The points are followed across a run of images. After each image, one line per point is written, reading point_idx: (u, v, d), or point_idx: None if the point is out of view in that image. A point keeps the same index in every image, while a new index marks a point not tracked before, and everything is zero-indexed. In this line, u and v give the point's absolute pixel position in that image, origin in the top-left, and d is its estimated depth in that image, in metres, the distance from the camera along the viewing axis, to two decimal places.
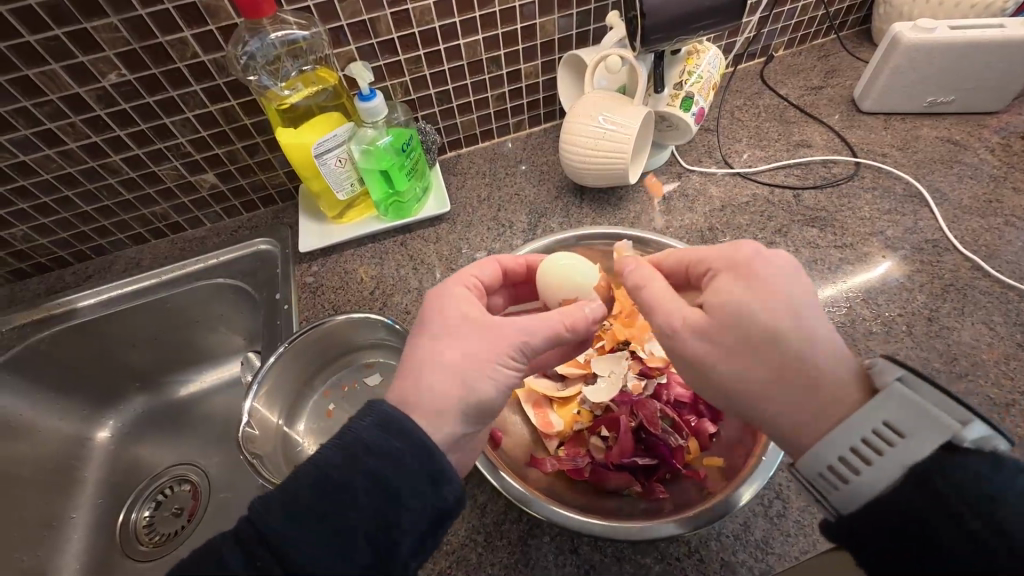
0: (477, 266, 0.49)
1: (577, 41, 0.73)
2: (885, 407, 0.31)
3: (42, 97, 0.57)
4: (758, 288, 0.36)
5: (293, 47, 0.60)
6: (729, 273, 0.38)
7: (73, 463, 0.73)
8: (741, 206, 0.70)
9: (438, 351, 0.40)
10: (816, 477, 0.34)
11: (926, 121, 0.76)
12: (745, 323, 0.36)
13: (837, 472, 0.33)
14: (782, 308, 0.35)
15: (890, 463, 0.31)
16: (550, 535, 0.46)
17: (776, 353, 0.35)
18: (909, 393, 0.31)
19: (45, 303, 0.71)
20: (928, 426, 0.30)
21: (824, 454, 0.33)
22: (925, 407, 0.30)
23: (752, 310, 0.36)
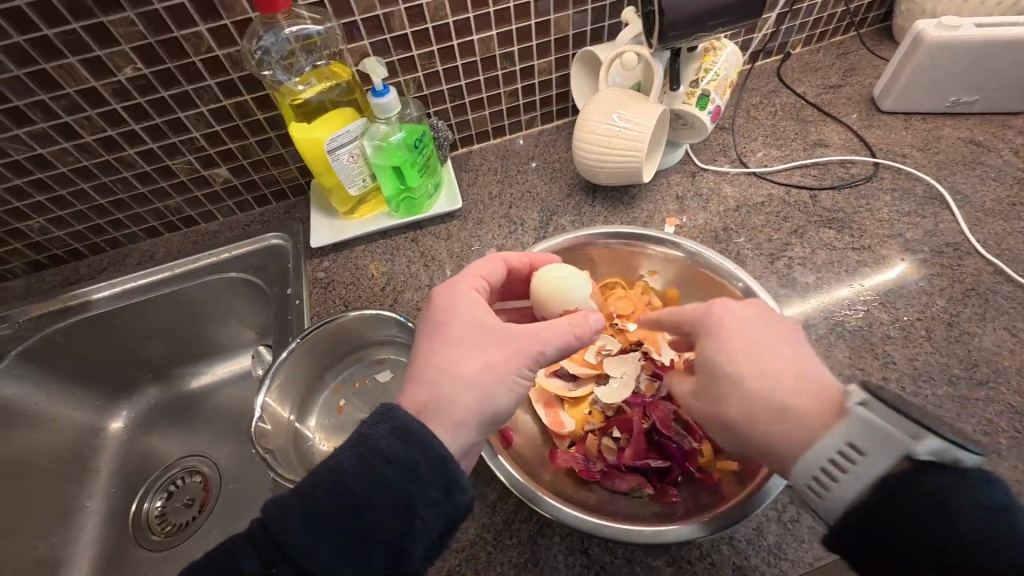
0: (485, 264, 0.49)
1: (592, 37, 0.72)
2: (850, 430, 0.35)
3: (59, 91, 0.57)
4: (725, 346, 0.43)
5: (308, 42, 0.60)
6: (696, 335, 0.45)
7: (87, 452, 0.74)
8: (756, 206, 0.69)
9: (452, 356, 0.40)
10: (807, 481, 0.37)
11: (948, 121, 0.74)
12: (730, 385, 0.41)
13: (816, 487, 0.37)
14: (738, 359, 0.42)
15: (855, 476, 0.35)
16: (560, 535, 0.46)
17: (762, 403, 0.40)
18: (871, 418, 0.34)
19: (61, 294, 0.72)
20: (886, 445, 0.34)
21: (804, 472, 0.37)
22: (882, 428, 0.34)
23: (722, 369, 0.42)
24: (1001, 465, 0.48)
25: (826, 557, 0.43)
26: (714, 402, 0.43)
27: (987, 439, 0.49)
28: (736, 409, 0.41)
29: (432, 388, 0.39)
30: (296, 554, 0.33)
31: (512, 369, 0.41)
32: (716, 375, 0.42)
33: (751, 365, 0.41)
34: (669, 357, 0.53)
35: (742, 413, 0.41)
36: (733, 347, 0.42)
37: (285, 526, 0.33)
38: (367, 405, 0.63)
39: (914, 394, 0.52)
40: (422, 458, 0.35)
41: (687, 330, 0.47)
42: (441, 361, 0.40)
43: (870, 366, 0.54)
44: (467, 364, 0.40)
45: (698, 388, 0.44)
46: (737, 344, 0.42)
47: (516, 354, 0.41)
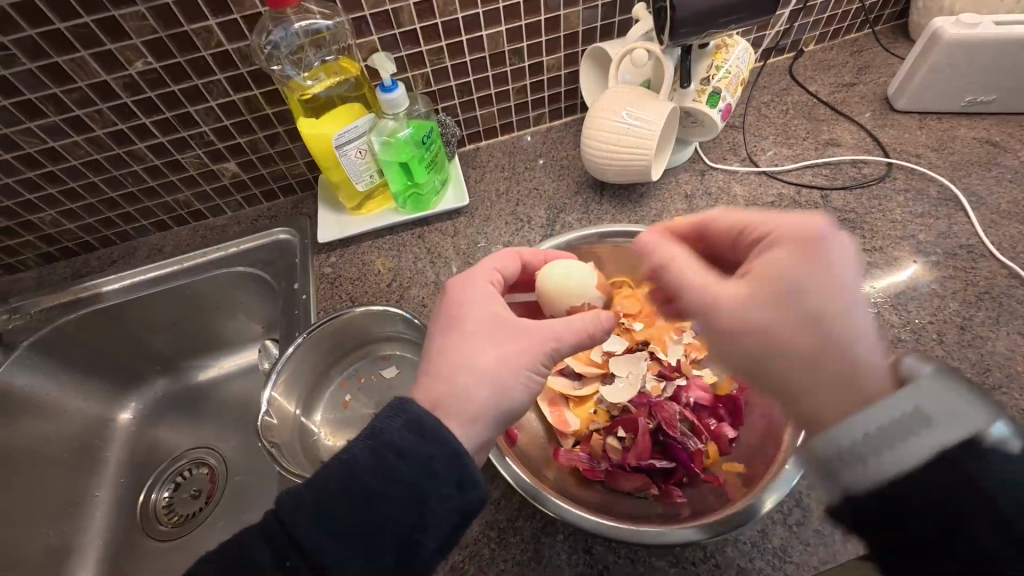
0: (500, 258, 0.48)
1: (602, 33, 0.71)
2: (916, 395, 0.31)
3: (71, 84, 0.57)
4: (812, 265, 0.35)
5: (317, 37, 0.60)
6: (788, 245, 0.37)
7: (96, 443, 0.75)
8: (766, 205, 0.68)
9: (466, 349, 0.40)
10: (831, 457, 0.32)
11: (964, 121, 0.73)
12: (790, 296, 0.35)
13: (858, 452, 0.31)
14: (822, 277, 0.35)
15: (916, 445, 0.30)
16: (563, 533, 0.46)
17: (818, 329, 0.34)
18: (937, 382, 0.31)
19: (72, 286, 0.73)
20: (957, 419, 0.30)
21: (845, 432, 0.32)
22: (954, 397, 0.31)
23: (797, 282, 0.35)
24: None
25: (831, 561, 0.43)
26: (767, 305, 0.36)
27: None
28: (790, 329, 0.35)
29: (443, 382, 0.38)
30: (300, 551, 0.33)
31: (527, 365, 0.40)
32: (787, 283, 0.36)
33: (836, 288, 0.35)
34: (675, 358, 0.53)
35: (791, 333, 0.35)
36: (819, 260, 0.35)
37: (291, 520, 0.33)
38: (372, 401, 0.63)
39: None
40: (427, 455, 0.35)
41: (774, 239, 0.38)
42: (456, 355, 0.39)
43: None
44: (481, 358, 0.39)
45: (762, 292, 0.36)
46: (828, 265, 0.35)
47: (530, 350, 0.40)
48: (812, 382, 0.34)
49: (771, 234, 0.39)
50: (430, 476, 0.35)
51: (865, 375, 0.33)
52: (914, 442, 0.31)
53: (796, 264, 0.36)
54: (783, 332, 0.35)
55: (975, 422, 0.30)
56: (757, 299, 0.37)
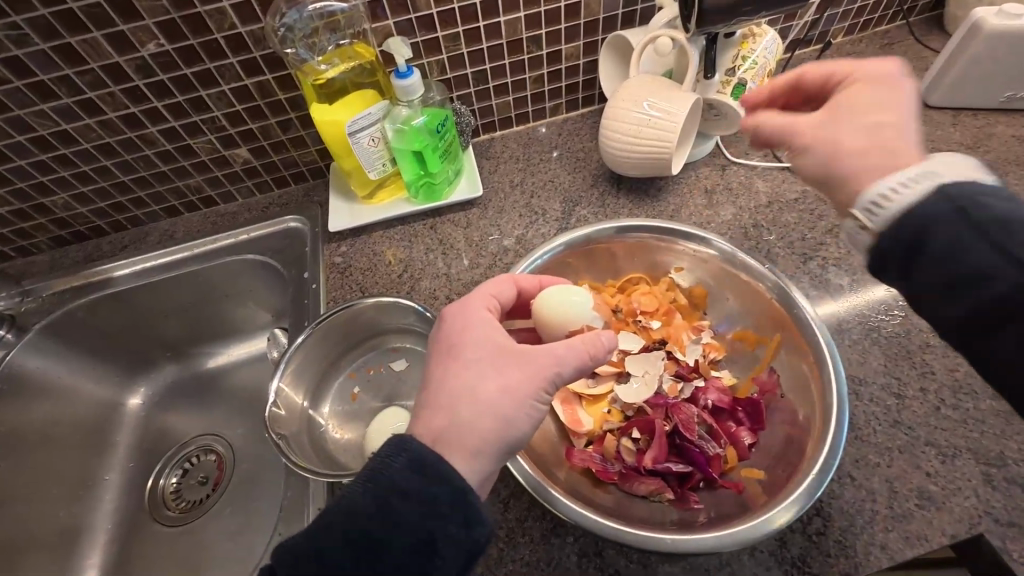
0: (495, 284, 0.47)
1: (623, 21, 0.69)
2: (931, 165, 0.36)
3: (84, 66, 0.57)
4: (837, 106, 0.40)
5: (332, 20, 0.59)
6: (815, 118, 0.41)
7: (106, 426, 0.76)
8: (790, 202, 0.66)
9: (466, 376, 0.38)
10: (871, 202, 0.37)
11: (1002, 118, 0.69)
12: (838, 145, 0.39)
13: (890, 193, 0.36)
14: (844, 104, 0.40)
15: (932, 183, 0.35)
16: (574, 535, 0.44)
17: (864, 129, 0.39)
18: (947, 161, 0.36)
19: (84, 270, 0.73)
20: (958, 169, 0.36)
21: (886, 182, 0.36)
22: (964, 167, 0.36)
23: (831, 119, 0.40)
24: None
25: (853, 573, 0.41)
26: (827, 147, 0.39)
27: None
28: (846, 136, 0.39)
29: (451, 401, 0.37)
30: None
31: (529, 393, 0.39)
32: (825, 132, 0.40)
33: (836, 106, 0.41)
34: (694, 358, 0.51)
35: (850, 147, 0.39)
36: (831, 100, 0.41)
37: None
38: (381, 393, 0.63)
39: (956, 406, 0.48)
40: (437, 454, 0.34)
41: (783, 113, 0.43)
42: (457, 382, 0.38)
43: (908, 374, 0.50)
44: (485, 386, 0.38)
45: (821, 142, 0.40)
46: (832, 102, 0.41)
47: (533, 375, 0.39)
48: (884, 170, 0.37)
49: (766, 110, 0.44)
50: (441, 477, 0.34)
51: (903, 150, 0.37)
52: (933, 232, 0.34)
53: (825, 118, 0.40)
54: (841, 135, 0.39)
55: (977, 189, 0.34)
56: (824, 136, 0.40)
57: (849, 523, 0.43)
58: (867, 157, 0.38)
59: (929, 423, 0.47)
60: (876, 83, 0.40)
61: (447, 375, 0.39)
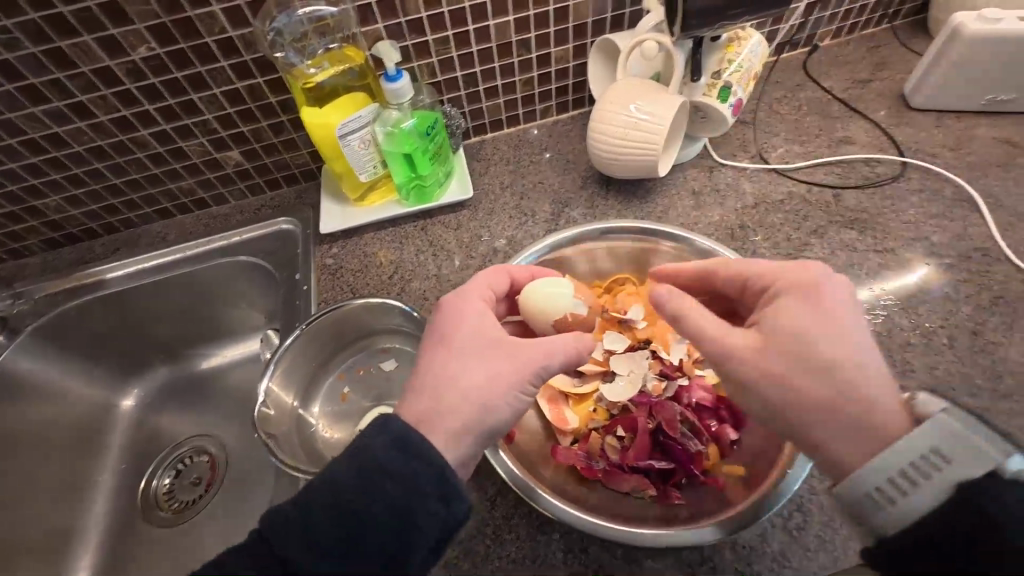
0: (490, 275, 0.47)
1: (612, 25, 0.70)
2: (932, 435, 0.34)
3: (75, 70, 0.57)
4: (824, 313, 0.39)
5: (321, 24, 0.60)
6: (791, 294, 0.41)
7: (99, 428, 0.76)
8: (776, 203, 0.67)
9: (454, 369, 0.39)
10: (861, 497, 0.36)
11: (984, 120, 0.71)
12: (803, 343, 0.39)
13: (882, 495, 0.35)
14: (838, 331, 0.39)
15: (939, 485, 0.33)
16: (560, 532, 0.45)
17: (831, 376, 0.38)
18: (954, 425, 0.34)
19: (76, 272, 0.73)
20: (972, 455, 0.33)
21: (871, 475, 0.35)
22: (970, 438, 0.33)
23: (815, 333, 0.39)
24: None
25: (832, 567, 0.42)
26: (784, 320, 0.40)
27: None
28: (806, 378, 0.38)
29: (439, 392, 0.38)
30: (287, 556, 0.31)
31: (516, 385, 0.40)
32: (780, 402, 0.39)
33: (843, 341, 0.39)
34: (679, 357, 0.52)
35: (804, 379, 0.38)
36: (839, 312, 0.40)
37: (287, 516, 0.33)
38: (371, 392, 0.63)
39: None
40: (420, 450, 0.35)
41: (779, 288, 0.42)
42: (447, 373, 0.39)
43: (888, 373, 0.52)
44: (469, 384, 0.38)
45: (773, 336, 0.40)
46: (835, 317, 0.39)
47: (520, 369, 0.40)
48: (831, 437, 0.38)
49: (772, 288, 0.43)
50: (425, 473, 0.35)
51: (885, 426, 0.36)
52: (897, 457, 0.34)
53: (794, 397, 0.39)
54: (816, 424, 0.38)
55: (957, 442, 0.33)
56: (774, 350, 0.40)
57: (829, 518, 0.44)
58: (823, 416, 0.38)
59: None
60: (862, 372, 0.38)
61: (436, 366, 0.40)
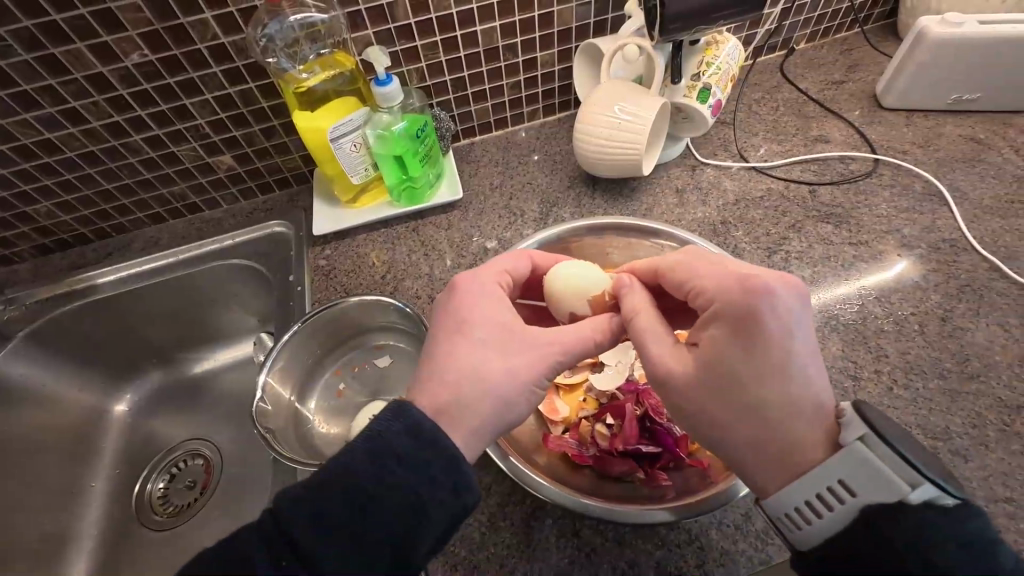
0: (511, 259, 0.49)
1: (595, 30, 0.72)
2: (844, 465, 0.33)
3: (67, 76, 0.58)
4: (762, 347, 0.36)
5: (312, 30, 0.61)
6: (729, 322, 0.37)
7: (92, 433, 0.76)
8: (756, 200, 0.69)
9: (469, 354, 0.40)
10: (778, 517, 0.37)
11: (950, 119, 0.74)
12: (734, 381, 0.37)
13: (795, 519, 0.36)
14: (774, 365, 0.36)
15: (844, 513, 0.33)
16: (553, 516, 0.47)
17: (760, 413, 0.36)
18: (868, 457, 0.32)
19: (68, 278, 0.73)
20: (881, 487, 0.32)
21: (784, 501, 0.36)
22: (879, 469, 0.32)
23: (747, 368, 0.36)
24: (988, 456, 0.48)
25: None
26: (716, 353, 0.38)
27: (976, 431, 0.49)
28: (731, 413, 0.37)
29: (448, 378, 0.40)
30: (288, 542, 0.33)
31: (525, 381, 0.41)
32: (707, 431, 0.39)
33: (778, 371, 0.36)
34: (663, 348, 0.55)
35: (732, 416, 0.37)
36: (779, 340, 0.36)
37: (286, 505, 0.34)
38: (366, 389, 0.65)
39: (907, 387, 0.52)
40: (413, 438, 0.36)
41: (718, 311, 0.39)
42: (462, 358, 0.40)
43: (863, 358, 0.55)
44: (463, 372, 0.40)
45: (706, 369, 0.38)
46: (774, 347, 0.36)
47: (537, 361, 0.41)
48: (754, 467, 0.38)
49: (713, 310, 0.39)
50: (424, 460, 0.36)
51: (804, 458, 0.36)
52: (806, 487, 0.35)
53: (721, 430, 0.38)
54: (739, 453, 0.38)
55: (870, 475, 0.32)
56: (701, 383, 0.39)
57: None
58: (750, 451, 0.37)
59: (882, 402, 0.52)
60: (792, 406, 0.36)
61: (450, 349, 0.41)
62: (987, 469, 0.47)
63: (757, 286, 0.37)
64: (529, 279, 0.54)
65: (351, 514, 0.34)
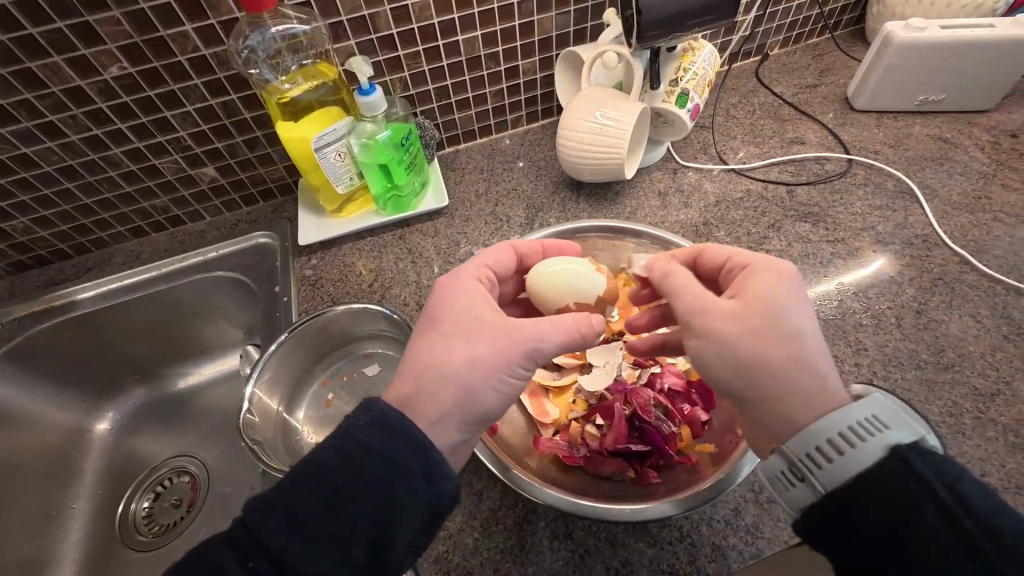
0: (492, 254, 0.49)
1: (575, 38, 0.74)
2: (875, 404, 0.35)
3: (44, 89, 0.57)
4: (797, 293, 0.39)
5: (294, 41, 0.61)
6: (767, 271, 0.41)
7: (72, 453, 0.74)
8: (736, 201, 0.71)
9: (455, 356, 0.40)
10: (802, 456, 0.36)
11: (918, 119, 0.77)
12: (778, 314, 0.38)
13: (821, 456, 0.35)
14: (807, 312, 0.39)
15: (876, 445, 0.33)
16: (545, 519, 0.47)
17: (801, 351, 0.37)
18: (892, 400, 0.35)
19: (46, 295, 0.71)
20: (905, 425, 0.34)
21: (815, 435, 0.35)
22: (902, 410, 0.35)
23: (788, 305, 0.39)
24: (965, 443, 0.49)
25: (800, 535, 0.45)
26: (758, 290, 0.39)
27: (953, 419, 0.51)
28: (778, 342, 0.37)
29: (437, 381, 0.39)
30: (276, 552, 0.32)
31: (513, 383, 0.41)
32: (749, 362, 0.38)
33: (809, 320, 0.39)
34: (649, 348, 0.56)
35: (777, 346, 0.37)
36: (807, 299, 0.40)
37: (272, 517, 0.33)
38: (354, 398, 0.64)
39: (886, 378, 0.54)
40: (402, 439, 0.36)
41: (753, 266, 0.42)
42: (446, 358, 0.40)
43: (843, 353, 0.56)
44: (449, 376, 0.40)
45: (750, 302, 0.39)
46: (805, 299, 0.40)
47: (526, 362, 0.41)
48: (792, 408, 0.37)
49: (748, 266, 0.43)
50: (415, 466, 0.36)
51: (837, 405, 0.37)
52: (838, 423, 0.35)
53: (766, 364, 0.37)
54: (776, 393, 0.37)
55: (896, 414, 0.34)
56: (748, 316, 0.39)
57: None
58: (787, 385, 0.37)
59: None
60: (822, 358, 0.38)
61: (428, 348, 0.41)
62: (964, 456, 0.49)
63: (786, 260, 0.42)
64: (518, 271, 0.54)
65: (344, 521, 0.34)
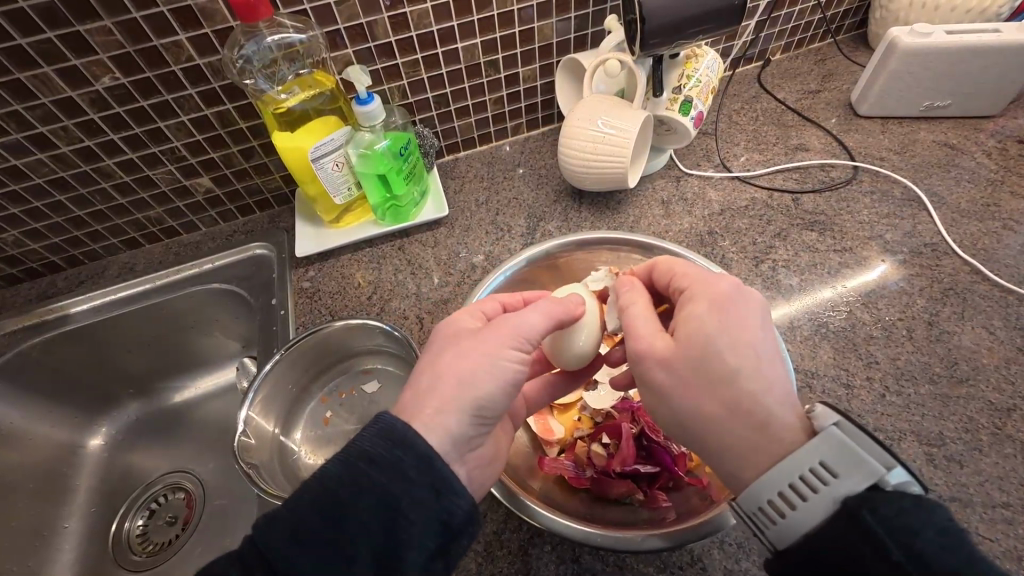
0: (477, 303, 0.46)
1: (575, 45, 0.72)
2: (821, 449, 0.32)
3: (34, 100, 0.56)
4: (732, 324, 0.38)
5: (291, 50, 0.60)
6: (704, 302, 0.40)
7: (64, 471, 0.72)
8: (740, 209, 0.70)
9: (461, 378, 0.38)
10: (754, 512, 0.34)
11: (924, 124, 0.76)
12: (712, 352, 0.37)
13: (770, 512, 0.33)
14: (745, 341, 0.37)
15: (826, 500, 0.31)
16: (551, 544, 0.45)
17: (741, 384, 0.36)
18: (845, 440, 0.32)
19: (38, 308, 0.70)
20: (858, 469, 0.31)
21: (764, 488, 0.34)
22: (856, 453, 0.31)
23: (721, 339, 0.37)
24: (982, 460, 0.48)
25: None
26: (694, 329, 0.38)
27: (968, 436, 0.50)
28: (708, 381, 0.37)
29: (444, 400, 0.38)
30: None
31: None
32: (686, 410, 0.38)
33: (750, 350, 0.37)
34: None
35: (712, 385, 0.37)
36: (751, 322, 0.38)
37: (266, 549, 0.32)
38: (354, 416, 0.63)
39: (899, 393, 0.53)
40: (412, 451, 0.34)
41: (692, 297, 0.41)
42: (455, 367, 0.39)
43: (854, 366, 0.55)
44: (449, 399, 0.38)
45: (683, 345, 0.38)
46: (745, 327, 0.38)
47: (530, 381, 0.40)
48: (734, 439, 0.36)
49: (686, 298, 0.42)
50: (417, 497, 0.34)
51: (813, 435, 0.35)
52: (785, 471, 0.33)
53: (702, 412, 0.37)
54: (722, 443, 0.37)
55: (850, 456, 0.31)
56: (677, 357, 0.38)
57: None
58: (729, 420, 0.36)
59: (877, 409, 0.52)
60: (769, 389, 0.36)
61: (439, 355, 0.40)
62: (982, 474, 0.48)
63: (726, 278, 0.41)
64: None
65: (344, 552, 0.32)
